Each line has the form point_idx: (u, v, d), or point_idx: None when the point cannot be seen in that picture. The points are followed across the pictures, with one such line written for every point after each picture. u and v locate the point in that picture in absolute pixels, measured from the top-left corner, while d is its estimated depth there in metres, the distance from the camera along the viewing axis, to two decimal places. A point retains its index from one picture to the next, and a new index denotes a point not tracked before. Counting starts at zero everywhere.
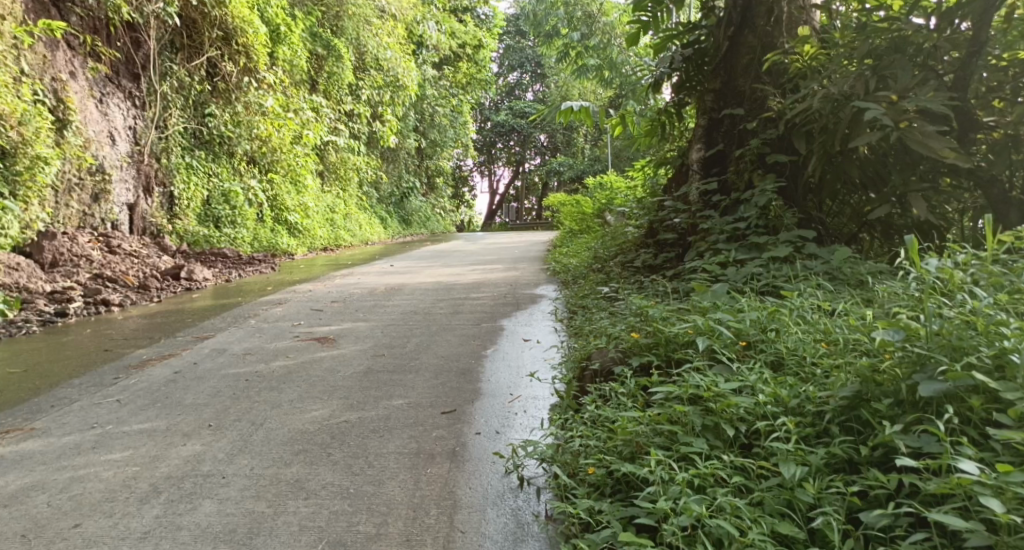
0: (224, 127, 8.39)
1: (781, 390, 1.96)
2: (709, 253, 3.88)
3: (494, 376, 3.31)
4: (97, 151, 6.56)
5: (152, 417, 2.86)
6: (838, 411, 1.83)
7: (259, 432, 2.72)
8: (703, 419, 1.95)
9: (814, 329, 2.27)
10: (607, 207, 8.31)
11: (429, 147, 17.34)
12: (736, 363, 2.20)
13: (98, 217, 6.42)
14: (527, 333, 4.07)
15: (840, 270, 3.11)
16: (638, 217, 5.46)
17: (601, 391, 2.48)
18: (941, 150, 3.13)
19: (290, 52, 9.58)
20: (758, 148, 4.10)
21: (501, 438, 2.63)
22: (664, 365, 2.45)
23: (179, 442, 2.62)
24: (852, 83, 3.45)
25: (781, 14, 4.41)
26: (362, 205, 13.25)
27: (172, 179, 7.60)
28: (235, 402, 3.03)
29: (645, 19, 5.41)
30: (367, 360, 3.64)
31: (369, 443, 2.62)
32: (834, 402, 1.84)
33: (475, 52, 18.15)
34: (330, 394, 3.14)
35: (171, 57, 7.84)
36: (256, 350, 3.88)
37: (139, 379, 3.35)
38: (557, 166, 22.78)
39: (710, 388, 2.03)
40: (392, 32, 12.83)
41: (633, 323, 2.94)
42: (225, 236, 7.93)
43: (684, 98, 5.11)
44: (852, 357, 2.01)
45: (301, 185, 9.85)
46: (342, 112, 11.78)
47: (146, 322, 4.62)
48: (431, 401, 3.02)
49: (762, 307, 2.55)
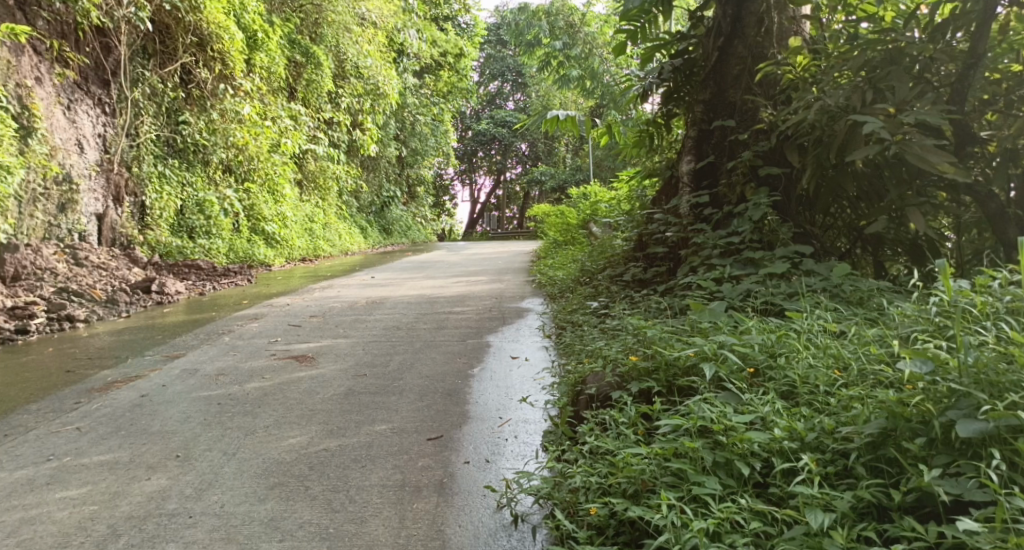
0: (199, 135, 8.19)
1: (796, 423, 1.84)
2: (702, 267, 3.75)
3: (482, 398, 3.15)
4: (65, 159, 6.34)
5: (116, 446, 2.68)
6: (864, 448, 1.71)
7: (231, 463, 2.54)
8: (715, 455, 1.81)
9: (825, 354, 2.15)
10: (593, 217, 8.20)
11: (410, 156, 17.19)
12: (745, 393, 2.07)
13: (65, 227, 6.19)
14: (515, 350, 3.92)
15: (841, 288, 3.00)
16: (626, 229, 5.34)
17: (598, 419, 2.34)
18: (941, 165, 2.99)
19: (268, 59, 9.34)
20: (750, 161, 3.98)
21: (492, 468, 2.48)
22: (665, 393, 2.31)
23: (142, 476, 2.43)
24: (848, 94, 3.35)
25: (771, 25, 4.32)
26: (342, 215, 13.03)
27: (144, 189, 7.38)
28: (206, 429, 2.85)
29: (634, 28, 5.30)
30: (348, 381, 3.45)
31: (350, 474, 2.45)
32: (858, 439, 1.72)
33: (457, 61, 18.01)
34: (309, 419, 2.96)
35: (142, 63, 7.63)
36: (229, 370, 3.68)
37: (102, 403, 3.15)
38: (540, 176, 22.68)
39: (720, 421, 1.89)
40: (373, 39, 12.61)
41: (629, 345, 2.79)
42: (200, 246, 7.69)
43: (673, 109, 5.00)
44: (873, 389, 1.89)
45: (279, 194, 9.63)
46: (322, 120, 11.59)
47: (114, 339, 4.42)
48: (416, 426, 2.85)
49: (767, 329, 2.43)
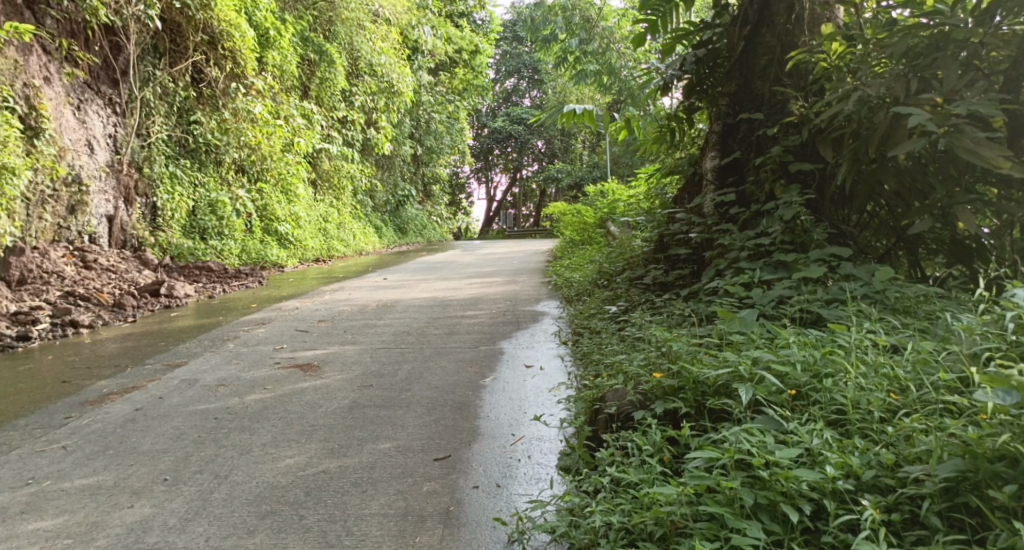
0: (210, 134, 8.03)
1: (850, 458, 1.63)
2: (730, 271, 3.52)
3: (494, 412, 2.94)
4: (74, 160, 6.20)
5: (101, 468, 2.50)
6: (937, 495, 1.51)
7: (221, 488, 2.35)
8: (756, 496, 1.59)
9: (877, 376, 1.93)
10: (611, 216, 8.00)
11: (425, 154, 17.06)
12: (787, 419, 1.85)
13: (74, 229, 6.06)
14: (529, 358, 3.71)
15: (883, 295, 2.77)
16: (646, 229, 5.11)
17: (619, 443, 2.14)
18: (995, 159, 2.78)
19: (280, 56, 9.16)
20: (781, 156, 3.75)
21: (504, 494, 2.27)
22: (694, 415, 2.09)
23: (125, 504, 2.26)
24: (889, 84, 3.11)
25: (802, 12, 4.08)
26: (356, 214, 12.89)
27: (155, 190, 7.24)
28: (199, 448, 2.66)
29: (656, 17, 5.04)
30: (353, 393, 3.25)
31: (349, 502, 2.26)
32: (930, 484, 1.52)
33: (472, 58, 17.73)
34: (309, 436, 2.76)
35: (153, 61, 7.48)
36: (230, 381, 3.50)
37: (94, 418, 2.98)
38: (556, 173, 22.39)
39: (762, 454, 1.67)
40: (386, 36, 12.34)
41: (653, 358, 2.56)
42: (211, 248, 7.53)
43: (695, 103, 4.76)
44: (943, 421, 1.69)
45: (292, 194, 9.46)
46: (335, 118, 11.44)
47: (117, 346, 4.24)
48: (423, 444, 2.64)
49: (809, 344, 2.20)
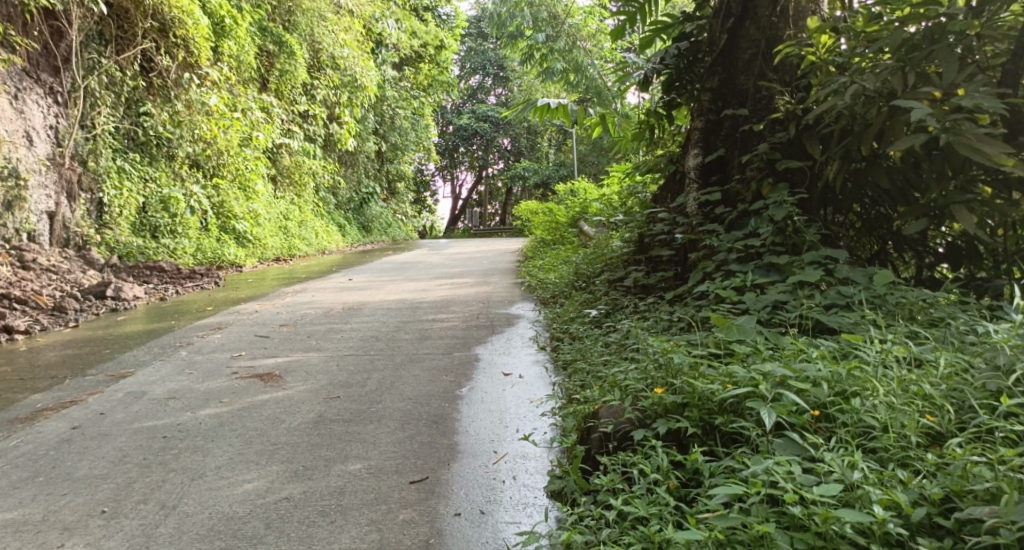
0: (161, 127, 7.64)
1: (898, 494, 1.50)
2: (719, 274, 3.34)
3: (474, 427, 2.71)
4: (11, 152, 5.80)
5: (29, 499, 2.21)
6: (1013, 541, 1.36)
7: (168, 522, 2.09)
8: (794, 542, 1.44)
9: (909, 397, 1.81)
10: (583, 216, 7.81)
11: (390, 151, 16.71)
12: (815, 446, 1.70)
13: (11, 227, 5.66)
14: (506, 366, 3.48)
15: (887, 302, 2.63)
16: (625, 229, 4.91)
17: (618, 466, 1.95)
18: (998, 157, 2.61)
19: (236, 47, 8.78)
20: (768, 154, 3.58)
21: (489, 523, 2.05)
22: (701, 435, 1.91)
23: (53, 543, 1.99)
24: (884, 77, 2.93)
25: (787, 2, 3.91)
26: (319, 212, 12.52)
27: (100, 185, 6.83)
28: (144, 472, 2.38)
29: (631, 10, 4.88)
30: (319, 406, 2.99)
31: (316, 535, 2.01)
32: (1006, 533, 1.35)
33: (437, 54, 17.37)
34: (269, 456, 2.50)
35: (98, 49, 7.03)
36: (182, 393, 3.20)
37: (24, 439, 2.67)
38: (522, 172, 22.14)
39: (797, 492, 1.53)
40: (349, 28, 12.00)
41: (650, 370, 2.36)
42: (163, 246, 7.15)
43: (675, 99, 4.58)
44: (999, 455, 1.56)
45: (250, 190, 9.09)
46: (296, 112, 11.05)
47: (57, 355, 3.90)
48: (396, 465, 2.40)
49: (825, 359, 2.03)
